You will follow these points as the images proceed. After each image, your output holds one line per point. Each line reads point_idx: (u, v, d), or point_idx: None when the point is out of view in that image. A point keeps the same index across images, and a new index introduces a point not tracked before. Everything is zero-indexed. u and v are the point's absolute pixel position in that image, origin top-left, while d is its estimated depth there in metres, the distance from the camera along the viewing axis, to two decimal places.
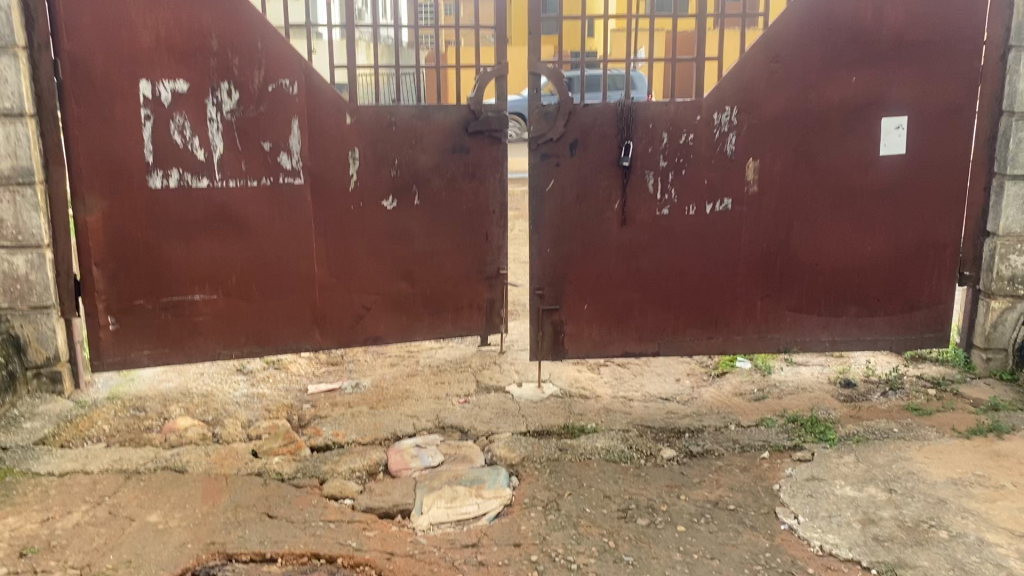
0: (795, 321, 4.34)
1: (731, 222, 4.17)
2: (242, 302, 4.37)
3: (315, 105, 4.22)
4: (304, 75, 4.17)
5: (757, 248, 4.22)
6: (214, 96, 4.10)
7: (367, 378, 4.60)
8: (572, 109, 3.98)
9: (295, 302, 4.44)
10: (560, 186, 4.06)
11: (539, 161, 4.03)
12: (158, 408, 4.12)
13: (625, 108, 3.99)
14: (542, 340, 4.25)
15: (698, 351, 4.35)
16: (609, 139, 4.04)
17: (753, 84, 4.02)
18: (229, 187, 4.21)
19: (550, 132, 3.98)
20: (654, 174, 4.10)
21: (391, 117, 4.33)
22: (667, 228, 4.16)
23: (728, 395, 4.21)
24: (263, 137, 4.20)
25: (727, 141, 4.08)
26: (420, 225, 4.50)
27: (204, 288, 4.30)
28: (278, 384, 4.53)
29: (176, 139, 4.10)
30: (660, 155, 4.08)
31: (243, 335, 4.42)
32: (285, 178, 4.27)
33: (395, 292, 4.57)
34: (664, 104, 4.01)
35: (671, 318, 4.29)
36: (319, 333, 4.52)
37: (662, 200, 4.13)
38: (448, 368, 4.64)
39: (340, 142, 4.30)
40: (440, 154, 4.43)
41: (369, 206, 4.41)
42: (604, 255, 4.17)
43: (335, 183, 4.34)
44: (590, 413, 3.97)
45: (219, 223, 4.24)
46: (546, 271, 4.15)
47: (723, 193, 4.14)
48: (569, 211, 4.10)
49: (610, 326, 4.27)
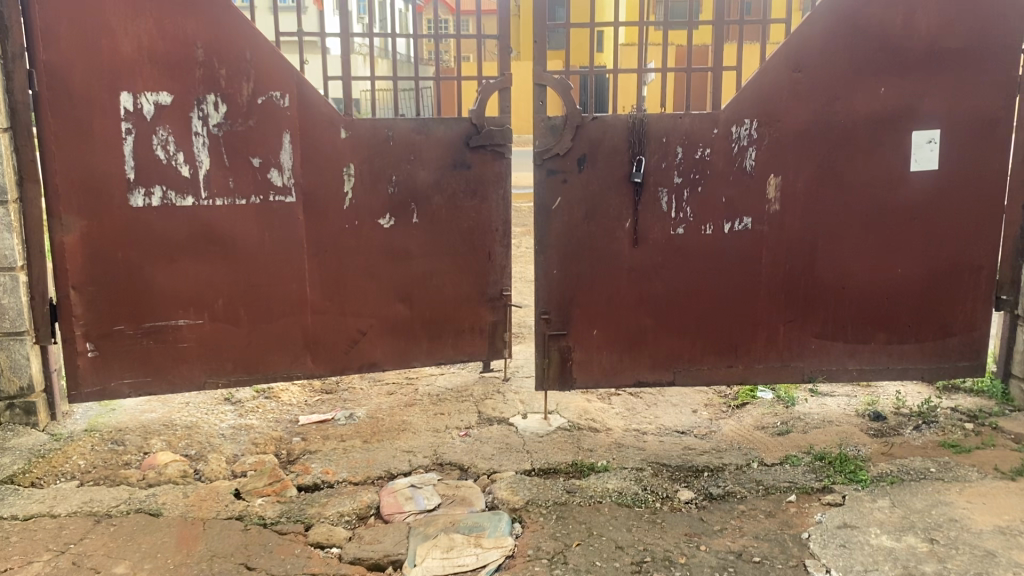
0: (819, 348, 4.05)
1: (752, 242, 3.90)
2: (229, 327, 4.11)
3: (307, 118, 3.97)
4: (295, 86, 3.93)
5: (779, 270, 3.93)
6: (200, 109, 3.86)
7: (362, 408, 4.32)
8: (581, 122, 3.72)
9: (286, 327, 4.18)
10: (567, 204, 3.80)
11: (545, 177, 3.76)
12: (137, 441, 3.86)
13: (637, 121, 3.73)
14: (548, 368, 3.97)
15: (715, 380, 4.07)
16: (620, 153, 3.78)
17: (774, 95, 3.76)
18: (215, 205, 3.96)
19: (557, 147, 3.73)
20: (668, 192, 3.83)
21: (388, 130, 4.08)
22: (682, 248, 3.89)
23: (749, 428, 3.96)
24: (252, 152, 3.96)
25: (747, 156, 3.81)
26: (419, 245, 4.24)
27: (189, 312, 4.05)
28: (268, 415, 4.27)
29: (160, 155, 3.86)
30: (675, 170, 3.81)
31: (230, 362, 4.15)
32: (276, 196, 4.02)
33: (393, 316, 4.30)
34: (679, 117, 3.75)
35: (686, 345, 4.01)
36: (311, 359, 4.26)
37: (677, 219, 3.86)
38: (448, 397, 4.36)
39: (334, 157, 4.05)
40: (441, 170, 4.18)
41: (365, 225, 4.16)
42: (615, 279, 3.90)
43: (328, 201, 4.09)
44: (599, 449, 3.70)
45: (206, 244, 3.99)
46: (553, 295, 3.88)
47: (743, 211, 3.86)
48: (578, 231, 3.83)
49: (621, 353, 4.00)
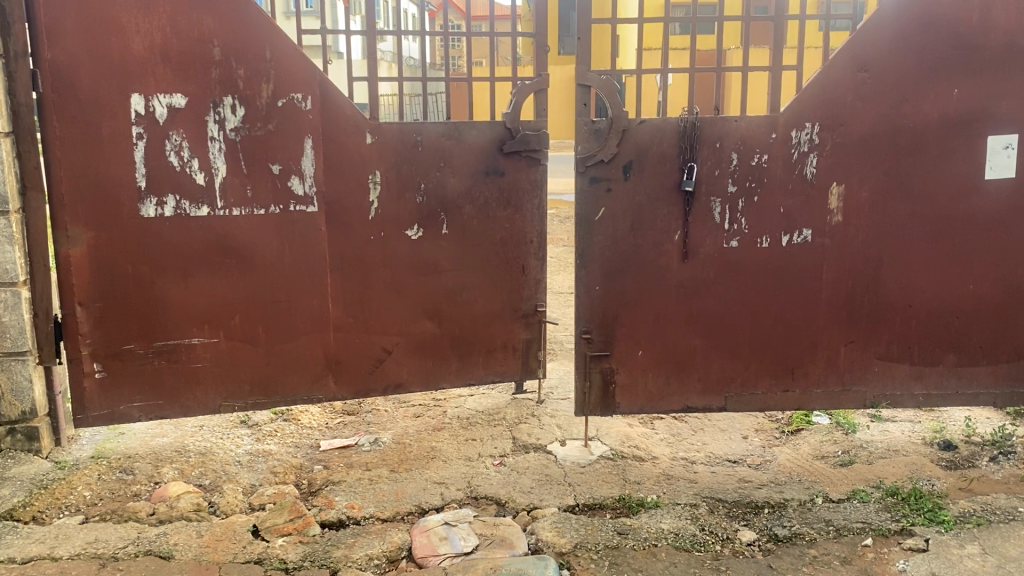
0: (882, 371, 3.75)
1: (811, 256, 3.60)
2: (247, 347, 3.83)
3: (331, 121, 3.70)
4: (318, 87, 3.65)
5: (839, 286, 3.64)
6: (216, 112, 3.59)
7: (388, 432, 4.04)
8: (627, 125, 3.43)
9: (306, 346, 3.90)
10: (612, 215, 3.51)
11: (587, 185, 3.47)
12: (148, 469, 3.58)
13: (688, 124, 3.44)
14: (589, 392, 3.67)
15: (770, 405, 3.77)
16: (669, 160, 3.48)
17: (838, 97, 3.46)
18: (232, 216, 3.69)
19: (601, 153, 3.44)
20: (721, 202, 3.54)
21: (417, 135, 3.81)
22: (736, 263, 3.59)
23: (808, 458, 3.67)
24: (271, 158, 3.68)
25: (807, 163, 3.52)
26: (449, 258, 3.96)
27: (203, 331, 3.77)
28: (287, 440, 3.99)
29: (173, 161, 3.59)
30: (729, 178, 3.51)
31: (247, 384, 3.87)
32: (297, 206, 3.75)
33: (420, 334, 4.02)
34: (733, 120, 3.46)
35: (739, 367, 3.71)
36: (332, 381, 3.97)
37: (731, 231, 3.56)
38: (479, 421, 4.07)
39: (359, 164, 3.77)
40: (472, 178, 3.90)
41: (391, 236, 3.88)
42: (663, 296, 3.60)
43: (353, 210, 3.81)
44: (648, 482, 3.40)
45: (221, 257, 3.71)
46: (596, 312, 3.59)
47: (802, 222, 3.57)
48: (623, 244, 3.54)
49: (669, 376, 3.70)
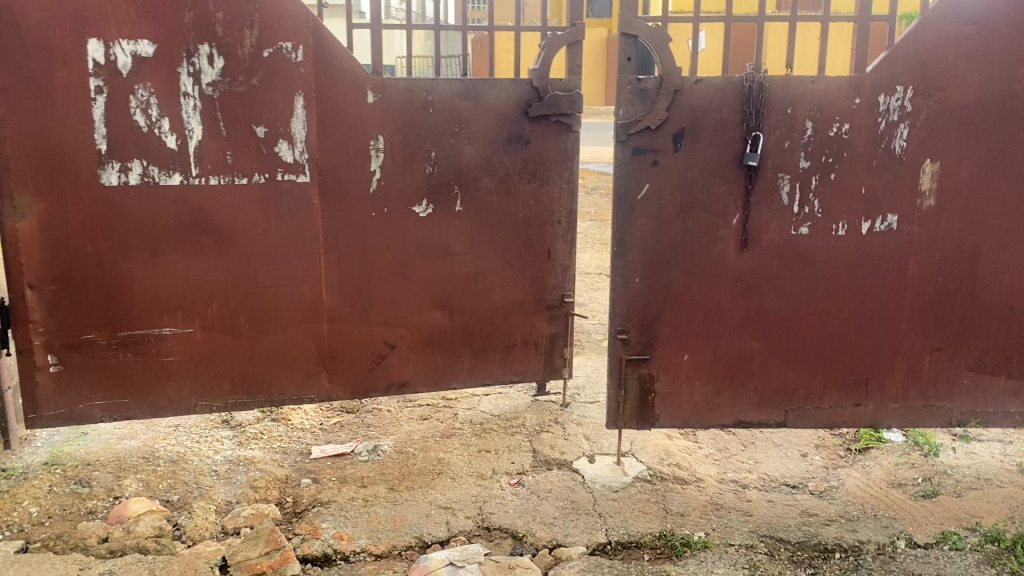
0: (973, 385, 3.16)
1: (895, 247, 3.01)
2: (227, 338, 3.30)
3: (326, 76, 3.16)
4: (312, 35, 3.11)
5: (927, 283, 3.05)
6: (189, 63, 3.04)
7: (390, 437, 3.50)
8: (679, 85, 2.86)
9: (296, 339, 3.35)
10: (658, 193, 2.95)
11: (629, 157, 2.91)
12: (108, 480, 3.08)
13: (753, 85, 2.86)
14: (625, 403, 3.12)
15: (839, 421, 3.20)
16: (730, 128, 2.91)
17: (937, 55, 2.85)
18: (209, 185, 3.14)
19: (648, 118, 2.87)
20: (789, 179, 2.96)
21: (427, 94, 3.28)
22: (805, 254, 3.02)
23: (882, 485, 3.10)
24: (255, 119, 3.13)
25: (896, 135, 2.93)
26: (463, 239, 3.43)
27: (175, 319, 3.24)
28: (274, 445, 3.47)
29: (139, 121, 3.04)
30: (801, 152, 2.93)
31: (227, 381, 3.34)
32: (285, 174, 3.20)
33: (429, 326, 3.48)
34: (809, 81, 2.87)
35: (803, 377, 3.14)
36: (326, 379, 3.43)
37: (801, 215, 2.98)
38: (495, 428, 3.53)
39: (358, 127, 3.24)
40: (492, 145, 3.38)
41: (396, 213, 3.34)
42: (716, 290, 3.04)
43: (351, 182, 3.27)
44: (694, 514, 2.86)
45: (196, 234, 3.17)
46: (635, 308, 3.04)
47: (886, 207, 2.98)
48: (669, 228, 2.98)
49: (719, 385, 3.14)
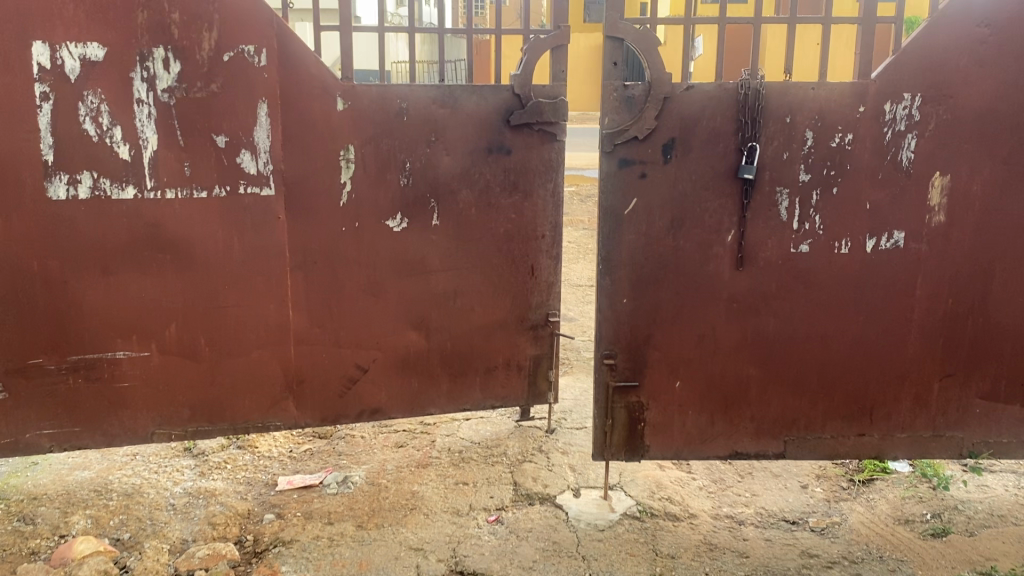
0: (985, 414, 2.95)
1: (902, 266, 2.80)
2: (186, 362, 3.08)
3: (291, 81, 2.94)
4: (276, 38, 2.89)
5: (936, 305, 2.84)
6: (143, 68, 2.83)
7: (362, 467, 3.28)
8: (669, 92, 2.65)
9: (260, 362, 3.13)
10: (646, 208, 2.74)
11: (616, 170, 2.70)
12: (53, 517, 2.85)
13: (749, 91, 2.64)
14: (612, 433, 2.90)
15: (841, 453, 2.98)
16: (724, 138, 2.70)
17: (948, 59, 2.64)
18: (166, 199, 2.93)
19: (636, 128, 2.67)
20: (788, 193, 2.75)
21: (401, 101, 3.06)
22: (805, 273, 2.81)
23: (889, 522, 2.88)
24: (215, 128, 2.92)
25: (903, 145, 2.72)
26: (441, 255, 3.21)
27: (130, 342, 3.02)
28: (238, 475, 3.25)
29: (88, 130, 2.83)
30: (801, 164, 2.72)
31: (187, 408, 3.12)
32: (248, 187, 2.98)
33: (404, 348, 3.26)
34: (809, 88, 2.66)
35: (803, 405, 2.92)
36: (293, 406, 3.21)
37: (800, 232, 2.77)
38: (474, 456, 3.31)
39: (327, 136, 3.02)
40: (471, 156, 3.16)
41: (369, 228, 3.12)
42: (710, 312, 2.83)
43: (320, 195, 3.06)
44: (686, 556, 2.64)
45: (152, 251, 2.96)
46: (622, 332, 2.83)
47: (892, 223, 2.77)
48: (659, 246, 2.77)
49: (713, 414, 2.92)
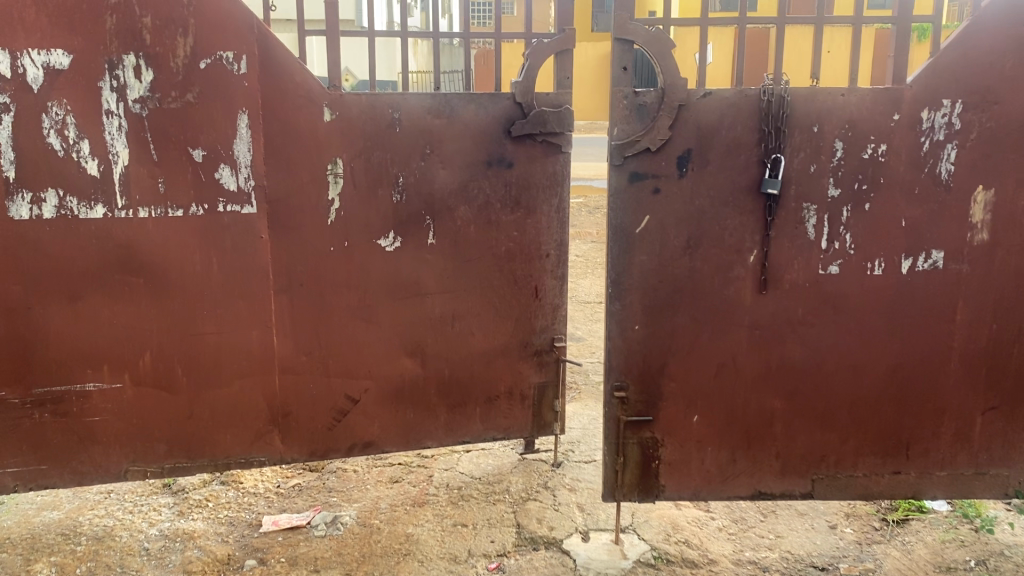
0: None
1: (941, 289, 2.55)
2: (161, 394, 2.85)
3: (273, 90, 2.72)
4: (257, 43, 2.67)
5: (979, 332, 2.59)
6: (112, 77, 2.61)
7: (353, 506, 3.04)
8: (684, 99, 2.41)
9: (242, 394, 2.90)
10: (660, 226, 2.50)
11: (626, 184, 2.47)
12: (14, 565, 2.63)
13: (773, 98, 2.41)
14: (623, 471, 2.65)
15: (874, 492, 2.73)
16: (745, 149, 2.46)
17: (992, 62, 2.40)
18: (138, 219, 2.71)
19: (648, 138, 2.43)
20: (816, 210, 2.50)
21: (393, 111, 2.83)
22: (834, 297, 2.56)
23: (929, 570, 2.62)
24: (191, 141, 2.69)
25: (942, 156, 2.47)
26: (437, 276, 2.98)
27: (100, 374, 2.79)
28: (220, 514, 3.01)
29: (53, 144, 2.61)
30: (829, 178, 2.48)
31: (163, 443, 2.89)
32: (228, 205, 2.76)
33: (398, 377, 3.02)
34: (838, 94, 2.42)
35: (832, 441, 2.67)
36: (278, 440, 2.97)
37: (829, 252, 2.53)
38: (474, 493, 3.06)
39: (313, 149, 2.79)
40: (469, 169, 2.93)
41: (359, 248, 2.89)
42: (730, 339, 2.58)
43: (305, 212, 2.83)
44: None
45: (124, 274, 2.73)
46: (634, 361, 2.59)
47: (931, 241, 2.52)
48: (673, 268, 2.53)
49: (734, 451, 2.68)
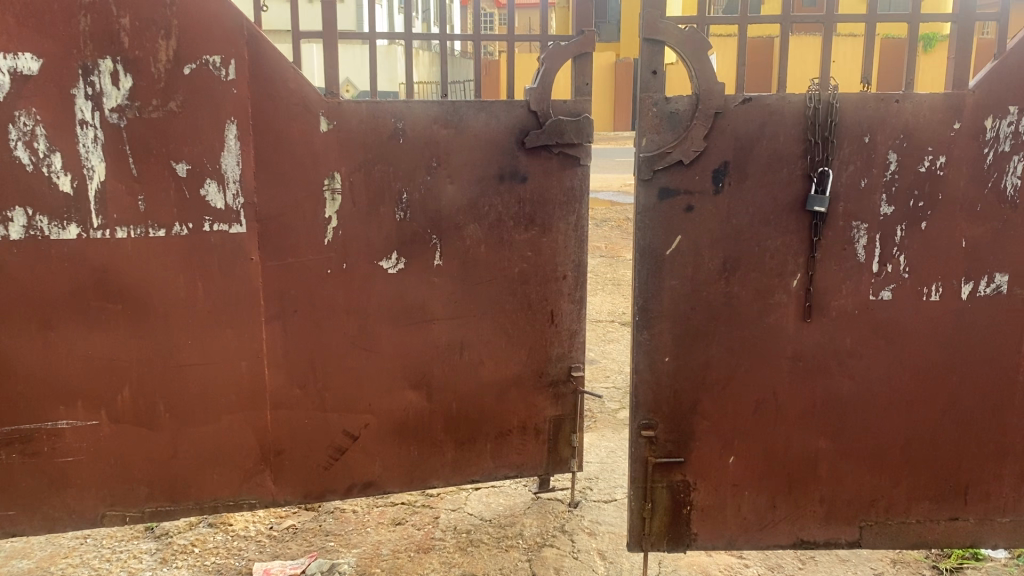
0: None
1: (1005, 317, 2.30)
2: (141, 432, 2.59)
3: (265, 98, 2.47)
4: (247, 46, 2.43)
5: None
6: (86, 83, 2.37)
7: (352, 552, 2.77)
8: (720, 106, 2.17)
9: (230, 431, 2.65)
10: (693, 248, 2.25)
11: (656, 201, 2.22)
12: None
13: (820, 105, 2.16)
14: (652, 518, 2.39)
15: (928, 541, 2.46)
16: (788, 162, 2.21)
17: None
18: (115, 240, 2.46)
19: (680, 150, 2.19)
20: (866, 229, 2.25)
21: (397, 120, 2.58)
22: (886, 325, 2.31)
23: None
24: (174, 153, 2.45)
25: (1007, 169, 2.23)
26: (444, 301, 2.72)
27: (74, 410, 2.54)
28: (206, 561, 2.75)
29: (21, 158, 2.37)
30: (882, 193, 2.23)
31: (144, 485, 2.63)
32: (215, 224, 2.51)
33: (401, 411, 2.76)
34: (893, 100, 2.18)
35: (882, 484, 2.41)
36: (270, 481, 2.71)
37: (881, 276, 2.28)
38: (485, 538, 2.80)
39: (309, 163, 2.55)
40: (480, 184, 2.68)
41: (359, 270, 2.64)
42: (770, 372, 2.33)
43: (299, 231, 2.57)
44: None
45: (100, 301, 2.48)
46: (663, 397, 2.33)
47: (994, 264, 2.27)
48: (708, 294, 2.28)
49: (774, 495, 2.42)
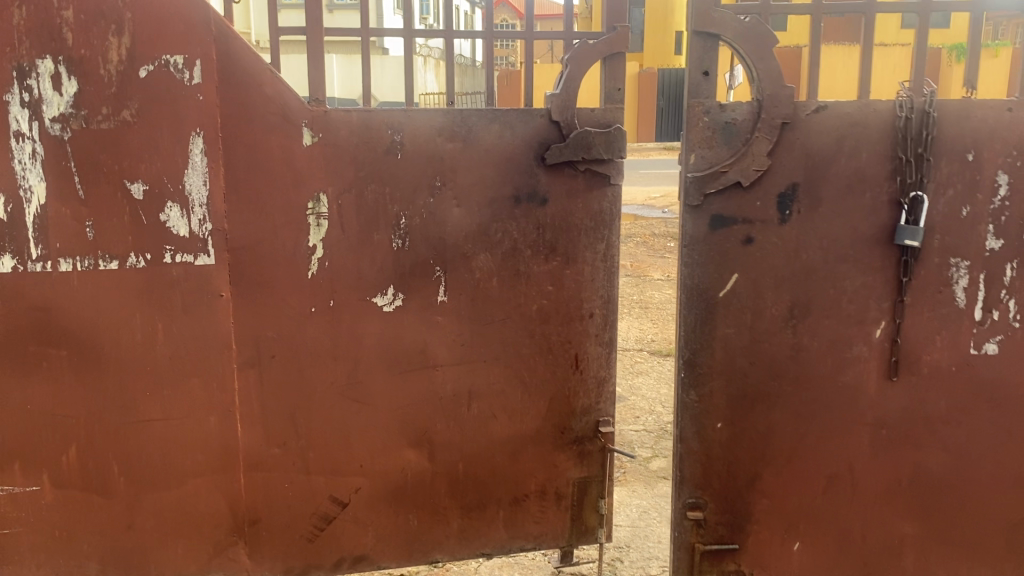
0: None
1: None
2: (92, 499, 2.20)
3: (236, 105, 2.08)
4: (214, 44, 2.04)
5: None
6: (22, 88, 1.99)
7: None
8: (788, 116, 1.75)
9: (197, 497, 2.24)
10: (752, 290, 1.83)
11: (707, 232, 1.80)
12: None
13: (912, 115, 1.74)
14: None
15: None
16: (872, 184, 1.78)
17: None
18: (59, 273, 2.08)
19: (738, 169, 1.77)
20: (968, 268, 1.82)
21: (393, 132, 2.17)
22: (991, 386, 1.87)
23: None
24: (127, 171, 2.06)
25: None
26: (450, 345, 2.30)
27: (11, 473, 2.16)
28: None
29: None
30: (988, 224, 1.80)
31: (95, 560, 2.24)
32: (177, 255, 2.12)
33: (398, 474, 2.35)
34: (1004, 109, 1.75)
35: None
36: (243, 555, 2.30)
37: (985, 326, 1.84)
38: None
39: (289, 182, 2.14)
40: (492, 207, 2.26)
41: (348, 309, 2.23)
42: (846, 441, 1.89)
43: (278, 263, 2.17)
44: None
45: (41, 344, 2.10)
46: (713, 470, 1.91)
47: None
48: (770, 346, 1.86)
49: None
